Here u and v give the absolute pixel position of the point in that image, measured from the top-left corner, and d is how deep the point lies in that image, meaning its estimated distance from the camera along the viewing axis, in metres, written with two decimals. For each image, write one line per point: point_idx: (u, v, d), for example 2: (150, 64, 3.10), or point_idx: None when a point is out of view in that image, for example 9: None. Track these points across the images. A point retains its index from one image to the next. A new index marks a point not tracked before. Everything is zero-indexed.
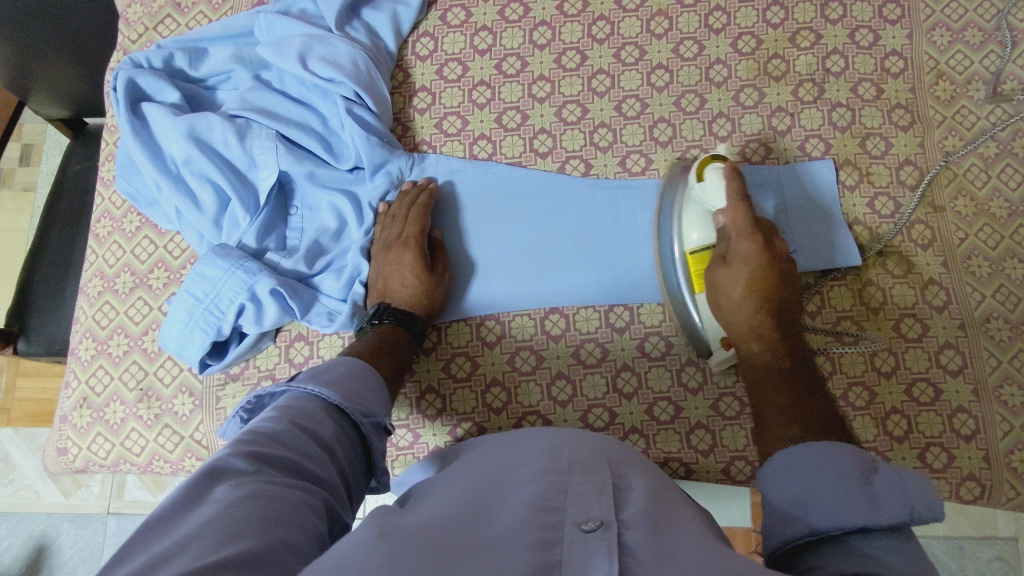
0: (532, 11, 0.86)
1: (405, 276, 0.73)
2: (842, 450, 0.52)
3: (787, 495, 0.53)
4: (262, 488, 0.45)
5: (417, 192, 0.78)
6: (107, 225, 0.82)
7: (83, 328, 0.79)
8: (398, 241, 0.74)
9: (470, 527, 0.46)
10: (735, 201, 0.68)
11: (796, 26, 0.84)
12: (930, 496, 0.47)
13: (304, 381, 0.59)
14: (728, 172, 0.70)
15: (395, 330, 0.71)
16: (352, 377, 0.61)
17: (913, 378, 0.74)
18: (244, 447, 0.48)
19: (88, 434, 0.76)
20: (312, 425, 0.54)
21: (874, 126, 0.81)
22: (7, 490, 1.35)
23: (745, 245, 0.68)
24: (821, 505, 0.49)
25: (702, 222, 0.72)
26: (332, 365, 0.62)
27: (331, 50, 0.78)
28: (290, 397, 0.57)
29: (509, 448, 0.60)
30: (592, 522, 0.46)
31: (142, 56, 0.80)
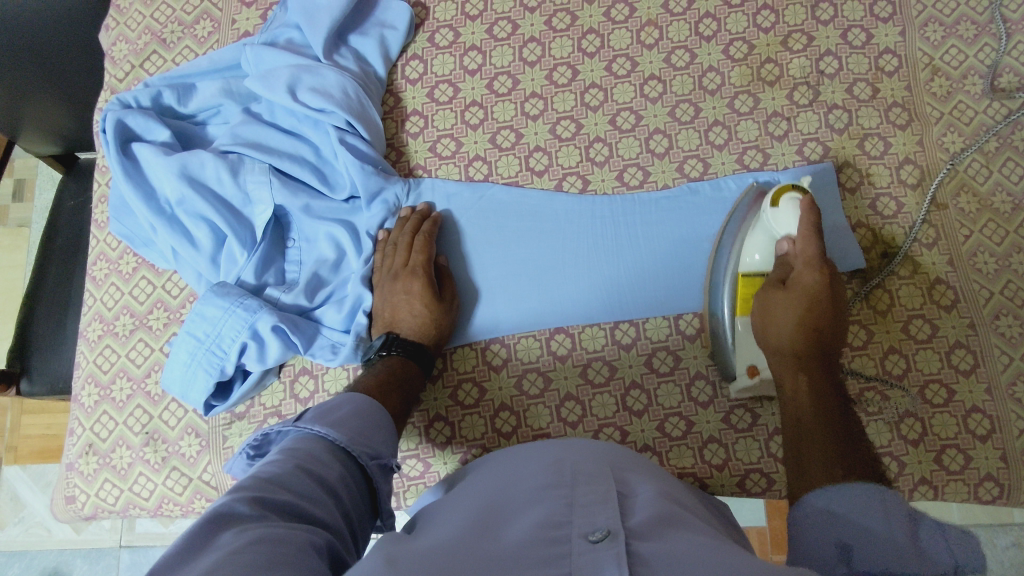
0: (520, 27, 0.85)
1: (414, 306, 0.72)
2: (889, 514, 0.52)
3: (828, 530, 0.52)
4: (268, 532, 0.44)
5: (417, 219, 0.78)
6: (103, 267, 0.81)
7: (84, 373, 0.78)
8: (405, 270, 0.74)
9: (479, 545, 0.45)
10: (806, 234, 0.68)
11: (788, 29, 0.84)
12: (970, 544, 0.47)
13: (312, 421, 0.58)
14: (806, 205, 0.69)
15: (404, 361, 0.70)
16: (359, 417, 0.60)
17: (925, 380, 0.74)
18: (247, 493, 0.48)
19: (96, 481, 0.75)
20: (318, 468, 0.53)
21: (872, 126, 0.81)
22: (17, 529, 1.34)
23: (810, 279, 0.67)
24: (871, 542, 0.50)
25: (765, 249, 0.72)
26: (339, 403, 0.62)
27: (320, 80, 0.78)
28: (296, 438, 0.56)
29: (513, 463, 0.59)
30: (599, 533, 0.45)
31: (130, 95, 0.79)
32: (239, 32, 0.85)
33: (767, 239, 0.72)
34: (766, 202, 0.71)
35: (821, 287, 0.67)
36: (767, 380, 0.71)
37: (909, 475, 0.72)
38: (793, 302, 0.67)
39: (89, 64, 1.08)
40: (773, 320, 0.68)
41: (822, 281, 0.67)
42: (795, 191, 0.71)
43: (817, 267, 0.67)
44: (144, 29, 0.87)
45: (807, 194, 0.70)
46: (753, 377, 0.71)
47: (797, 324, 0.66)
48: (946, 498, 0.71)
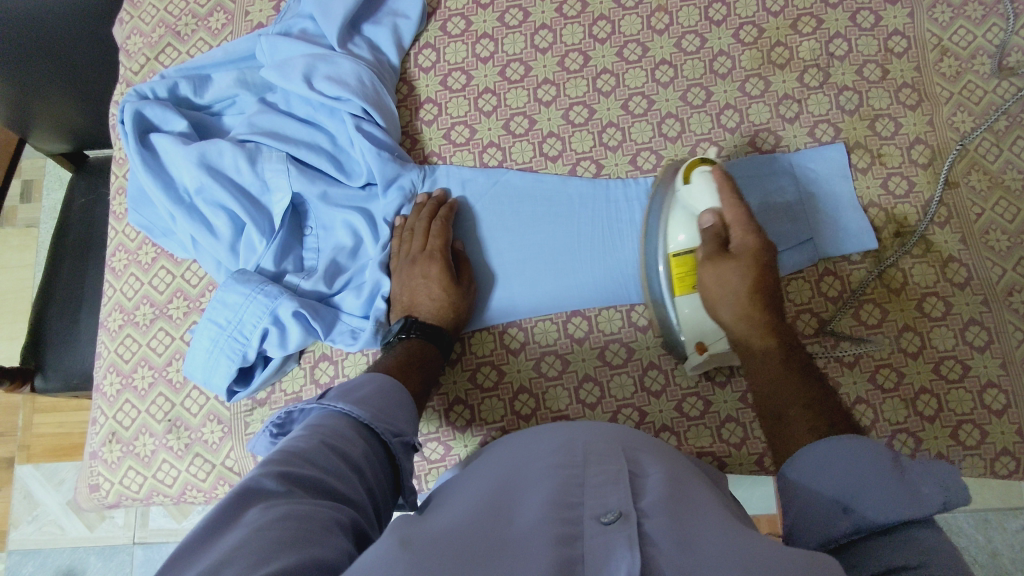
0: (531, 15, 0.86)
1: (432, 289, 0.73)
2: (875, 454, 0.52)
3: (830, 501, 0.52)
4: (293, 509, 0.44)
5: (434, 204, 0.78)
6: (122, 257, 0.82)
7: (106, 363, 0.79)
8: (423, 254, 0.75)
9: (491, 529, 0.45)
10: (731, 202, 0.67)
11: (797, 12, 0.84)
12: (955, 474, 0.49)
13: (336, 399, 0.59)
14: (718, 178, 0.69)
15: (423, 344, 0.71)
16: (382, 396, 0.61)
17: (940, 356, 0.74)
18: (274, 468, 0.48)
19: (120, 469, 0.76)
20: (341, 444, 0.53)
21: (882, 107, 0.81)
22: (31, 527, 1.35)
23: (751, 241, 0.67)
24: (870, 508, 0.49)
25: (689, 227, 0.71)
26: (362, 383, 0.62)
27: (336, 69, 0.78)
28: (319, 416, 0.57)
29: (524, 446, 0.59)
30: (612, 514, 0.45)
31: (146, 87, 0.80)
32: (252, 23, 0.86)
33: (687, 217, 0.71)
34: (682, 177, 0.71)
35: (760, 249, 0.67)
36: (718, 355, 0.71)
37: (925, 450, 0.72)
38: (743, 269, 0.66)
39: (103, 58, 1.09)
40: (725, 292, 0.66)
41: (757, 243, 0.67)
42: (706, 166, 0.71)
43: (750, 228, 0.67)
44: (158, 22, 0.87)
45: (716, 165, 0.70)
46: (701, 354, 0.71)
47: (752, 289, 0.66)
48: (964, 472, 0.72)
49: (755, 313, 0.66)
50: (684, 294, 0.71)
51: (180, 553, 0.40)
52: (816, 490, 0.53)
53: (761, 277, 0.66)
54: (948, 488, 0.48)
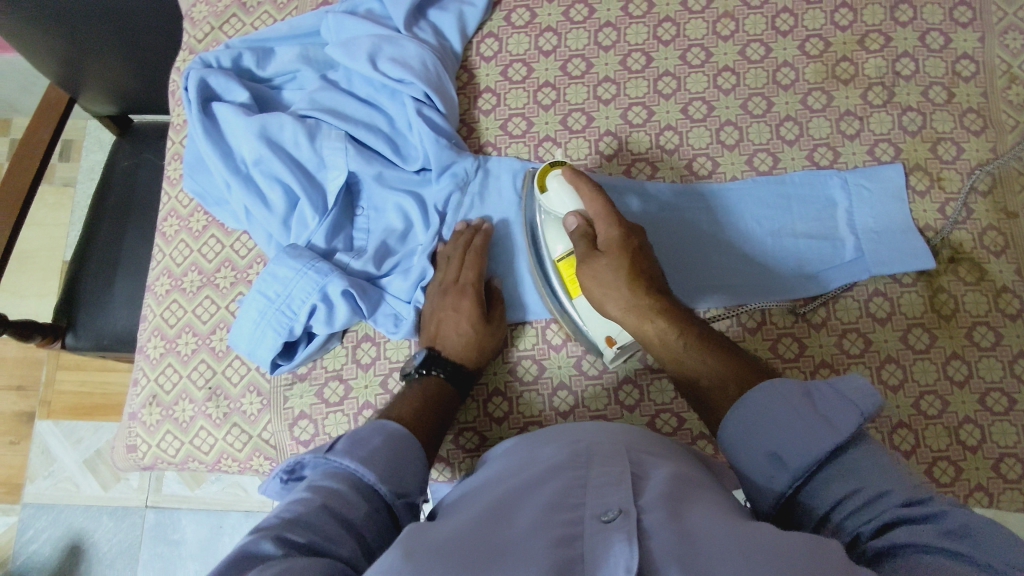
0: (596, 12, 0.86)
1: (460, 324, 0.73)
2: (787, 394, 0.53)
3: (763, 457, 0.52)
4: (289, 567, 0.40)
5: (471, 233, 0.77)
6: (174, 223, 0.83)
7: (151, 326, 0.80)
8: (455, 287, 0.74)
9: (492, 529, 0.44)
10: (589, 195, 0.69)
11: (865, 28, 0.84)
12: (861, 386, 0.50)
13: (346, 452, 0.53)
14: (569, 177, 0.71)
15: (443, 384, 0.69)
16: (392, 448, 0.55)
17: (986, 387, 0.73)
18: (271, 532, 0.44)
19: (158, 432, 0.77)
20: (343, 509, 0.48)
21: (945, 130, 0.80)
22: (47, 482, 1.36)
23: (614, 232, 0.68)
24: (796, 454, 0.50)
25: (562, 234, 0.73)
26: (370, 432, 0.57)
27: (400, 51, 0.78)
28: (322, 474, 0.52)
29: (530, 444, 0.57)
30: (612, 512, 0.43)
31: (212, 56, 0.80)
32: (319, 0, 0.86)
33: (555, 222, 0.74)
34: (537, 188, 0.74)
35: (625, 237, 0.68)
36: (628, 345, 0.72)
37: (965, 480, 0.71)
38: (614, 260, 0.66)
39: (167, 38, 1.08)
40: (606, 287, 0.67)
41: (622, 233, 0.68)
42: (557, 168, 0.73)
43: (613, 220, 0.68)
44: None
45: (567, 166, 0.73)
46: (612, 347, 0.72)
47: (628, 280, 0.66)
48: (1004, 506, 0.70)
49: (639, 300, 0.65)
50: (579, 296, 0.73)
51: None
52: (747, 447, 0.53)
53: (633, 263, 0.66)
54: (859, 404, 0.49)
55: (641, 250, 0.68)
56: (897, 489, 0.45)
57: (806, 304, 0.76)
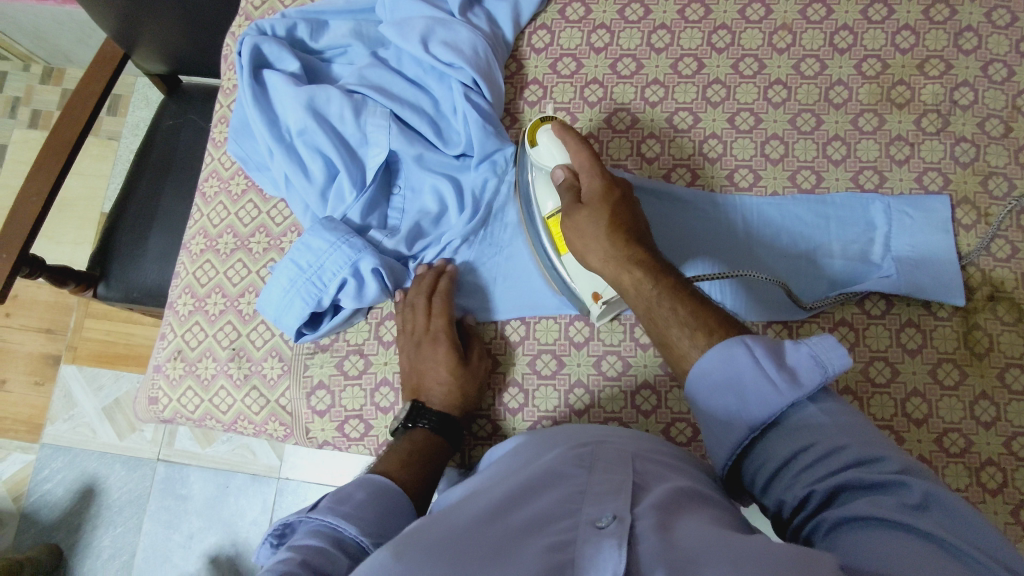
0: (652, 13, 0.85)
1: (439, 373, 0.70)
2: (751, 346, 0.51)
3: (722, 407, 0.52)
4: None
5: (432, 276, 0.75)
6: (215, 184, 0.84)
7: (182, 283, 0.81)
8: (427, 338, 0.72)
9: (490, 523, 0.44)
10: (574, 147, 0.70)
11: (926, 53, 0.82)
12: (827, 343, 0.50)
13: (328, 508, 0.53)
14: (557, 131, 0.72)
15: (430, 435, 0.67)
16: (375, 504, 0.55)
17: (1013, 431, 0.71)
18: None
19: (179, 387, 0.78)
20: (327, 563, 0.47)
21: (998, 165, 0.78)
22: (66, 425, 1.40)
23: (598, 183, 0.68)
24: (758, 408, 0.50)
25: (550, 189, 0.73)
26: (352, 489, 0.57)
27: (453, 35, 0.78)
28: (305, 531, 0.51)
29: (537, 445, 0.58)
30: (606, 518, 0.44)
31: (267, 23, 0.81)
32: None
33: (544, 177, 0.74)
34: (528, 142, 0.74)
35: (608, 189, 0.68)
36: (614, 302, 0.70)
37: None
38: (596, 211, 0.66)
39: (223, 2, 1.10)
40: (586, 237, 0.66)
41: (604, 184, 0.68)
42: (546, 124, 0.74)
43: (597, 171, 0.69)
44: None
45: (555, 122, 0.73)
46: (598, 303, 0.71)
47: (609, 229, 0.65)
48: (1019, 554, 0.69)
49: (618, 251, 0.64)
50: (565, 252, 0.73)
51: None
52: (707, 395, 0.53)
53: (614, 213, 0.66)
54: (827, 367, 0.49)
55: (624, 201, 0.68)
56: (851, 444, 0.46)
57: (834, 325, 0.75)
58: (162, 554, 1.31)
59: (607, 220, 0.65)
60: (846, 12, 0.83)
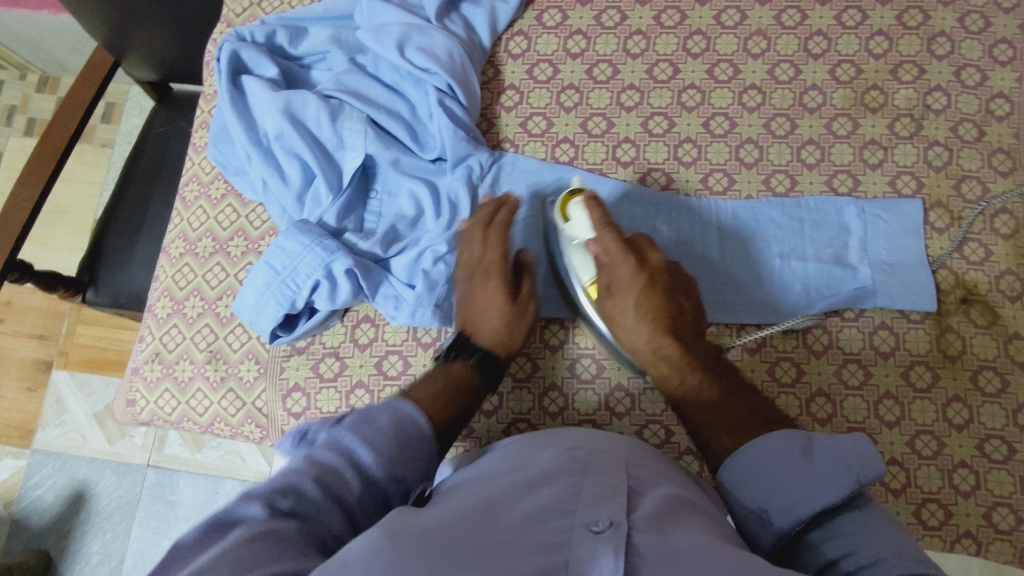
0: (628, 19, 0.86)
1: (488, 307, 0.71)
2: (784, 441, 0.57)
3: (754, 501, 0.57)
4: (269, 531, 0.43)
5: (495, 208, 0.75)
6: (195, 189, 0.85)
7: (162, 286, 0.82)
8: (478, 269, 0.72)
9: (491, 520, 0.45)
10: (601, 227, 0.70)
11: (900, 58, 0.82)
12: (860, 449, 0.55)
13: (351, 425, 0.54)
14: (589, 205, 0.70)
15: (468, 371, 0.66)
16: (398, 433, 0.55)
17: (986, 434, 0.71)
18: (261, 495, 0.47)
19: (156, 389, 0.79)
20: (336, 485, 0.50)
21: (972, 168, 0.79)
22: (57, 431, 1.40)
23: (625, 270, 0.69)
24: (792, 508, 0.54)
25: (586, 263, 0.72)
26: (380, 412, 0.56)
27: (429, 41, 0.80)
28: (326, 445, 0.53)
29: (533, 441, 0.58)
30: (602, 522, 0.44)
31: (247, 30, 0.83)
32: None
33: (580, 249, 0.73)
34: (560, 217, 0.73)
35: (636, 273, 0.69)
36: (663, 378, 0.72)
37: (953, 525, 0.69)
38: (632, 298, 0.68)
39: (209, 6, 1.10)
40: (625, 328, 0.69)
41: (631, 269, 0.69)
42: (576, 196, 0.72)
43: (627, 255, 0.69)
44: None
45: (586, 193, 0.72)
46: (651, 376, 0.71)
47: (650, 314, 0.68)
48: (991, 557, 0.69)
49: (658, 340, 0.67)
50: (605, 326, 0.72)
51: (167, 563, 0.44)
52: (742, 487, 0.58)
53: (652, 298, 0.68)
54: (859, 472, 0.54)
55: (656, 285, 0.69)
56: (888, 559, 0.48)
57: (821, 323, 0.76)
58: (150, 560, 1.30)
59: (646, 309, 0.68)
60: (820, 18, 0.84)
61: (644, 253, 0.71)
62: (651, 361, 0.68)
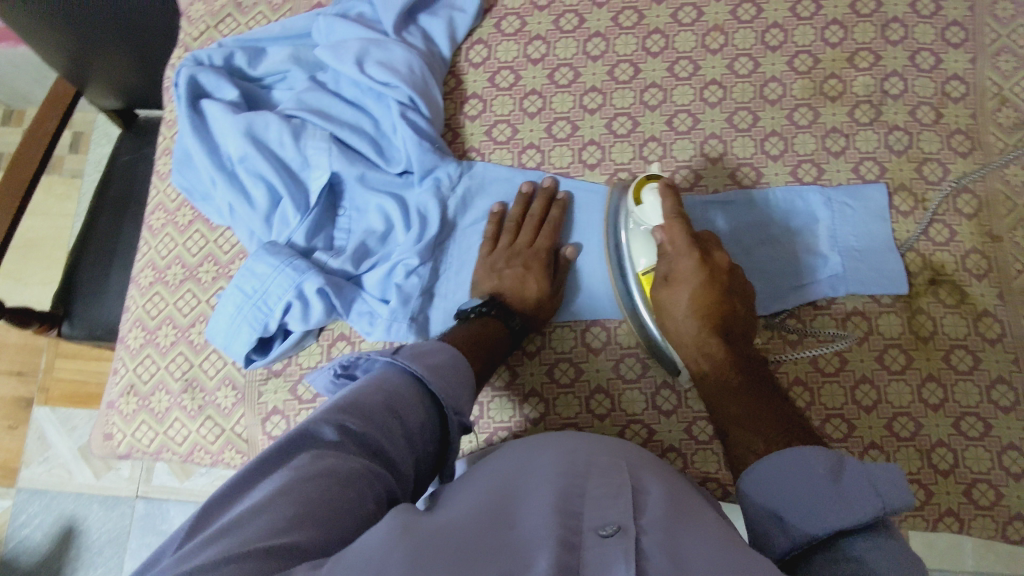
0: (586, 22, 0.87)
1: (527, 279, 0.74)
2: (813, 456, 0.55)
3: (769, 510, 0.55)
4: (337, 466, 0.46)
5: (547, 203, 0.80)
6: (161, 217, 0.84)
7: (133, 317, 0.81)
8: (529, 250, 0.76)
9: (493, 532, 0.43)
10: (671, 220, 0.70)
11: (855, 46, 0.83)
12: (894, 478, 0.51)
13: (408, 358, 0.59)
14: (665, 195, 0.71)
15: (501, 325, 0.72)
16: (451, 368, 0.60)
17: (961, 412, 0.72)
18: (334, 417, 0.51)
19: (133, 422, 0.78)
20: (401, 409, 0.55)
21: (932, 151, 0.80)
22: (41, 468, 1.38)
23: (687, 263, 0.68)
24: (805, 522, 0.52)
25: (648, 248, 0.72)
26: (434, 349, 0.62)
27: (387, 55, 0.80)
28: (387, 371, 0.58)
29: (532, 442, 0.56)
30: (610, 527, 0.43)
31: (204, 53, 0.82)
32: (312, 3, 0.88)
33: (644, 235, 0.73)
34: (632, 200, 0.73)
35: (700, 266, 0.68)
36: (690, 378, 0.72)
37: (934, 505, 0.70)
38: (687, 290, 0.68)
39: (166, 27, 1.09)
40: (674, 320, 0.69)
41: (695, 263, 0.68)
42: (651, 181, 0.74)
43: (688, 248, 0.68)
44: None
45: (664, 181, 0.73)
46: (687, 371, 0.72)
47: (699, 310, 0.67)
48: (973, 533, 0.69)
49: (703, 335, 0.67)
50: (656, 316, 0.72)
51: (231, 486, 0.45)
52: (761, 493, 0.56)
53: (710, 293, 0.67)
54: (887, 501, 0.50)
55: (716, 281, 0.68)
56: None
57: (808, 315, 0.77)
58: None
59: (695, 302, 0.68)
60: (775, 10, 0.85)
61: (710, 250, 0.69)
62: (694, 355, 0.68)
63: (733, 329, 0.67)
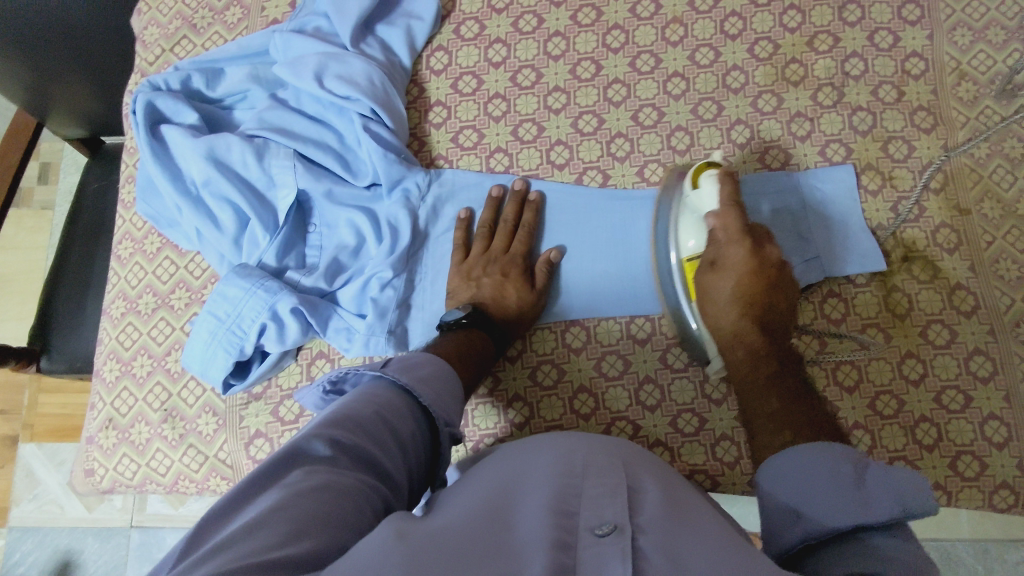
0: (545, 22, 0.86)
1: (506, 290, 0.74)
2: (837, 453, 0.52)
3: (783, 503, 0.53)
4: (333, 480, 0.45)
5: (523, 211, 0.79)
6: (129, 246, 0.83)
7: (106, 349, 0.80)
8: (505, 256, 0.77)
9: (488, 535, 0.42)
10: (726, 207, 0.67)
11: (814, 29, 0.84)
12: (920, 485, 0.47)
13: (397, 371, 0.59)
14: (723, 179, 0.68)
15: (485, 336, 0.71)
16: (439, 380, 0.60)
17: (942, 385, 0.72)
18: (327, 430, 0.49)
19: (114, 455, 0.77)
20: (393, 420, 0.54)
21: (896, 129, 0.80)
22: (32, 505, 1.36)
23: (736, 253, 0.66)
24: (816, 514, 0.49)
25: (697, 231, 0.70)
26: (420, 362, 0.62)
27: (347, 68, 0.79)
28: (376, 384, 0.57)
29: (524, 442, 0.55)
30: (606, 526, 0.42)
31: (161, 78, 0.81)
32: (268, 20, 0.88)
33: (696, 221, 0.71)
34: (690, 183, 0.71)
35: (751, 256, 0.66)
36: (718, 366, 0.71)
37: None
38: (734, 277, 0.66)
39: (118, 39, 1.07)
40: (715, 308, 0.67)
41: (747, 251, 0.66)
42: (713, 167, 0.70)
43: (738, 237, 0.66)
44: (176, 14, 0.90)
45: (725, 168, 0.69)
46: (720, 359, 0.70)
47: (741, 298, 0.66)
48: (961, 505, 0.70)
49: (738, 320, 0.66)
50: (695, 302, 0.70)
51: (223, 506, 0.42)
52: (776, 484, 0.54)
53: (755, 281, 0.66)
54: (904, 503, 0.45)
55: (764, 271, 0.66)
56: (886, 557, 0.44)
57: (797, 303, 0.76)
58: None
59: (735, 290, 0.66)
60: None
61: (761, 241, 0.67)
62: (729, 341, 0.67)
63: (774, 322, 0.66)
